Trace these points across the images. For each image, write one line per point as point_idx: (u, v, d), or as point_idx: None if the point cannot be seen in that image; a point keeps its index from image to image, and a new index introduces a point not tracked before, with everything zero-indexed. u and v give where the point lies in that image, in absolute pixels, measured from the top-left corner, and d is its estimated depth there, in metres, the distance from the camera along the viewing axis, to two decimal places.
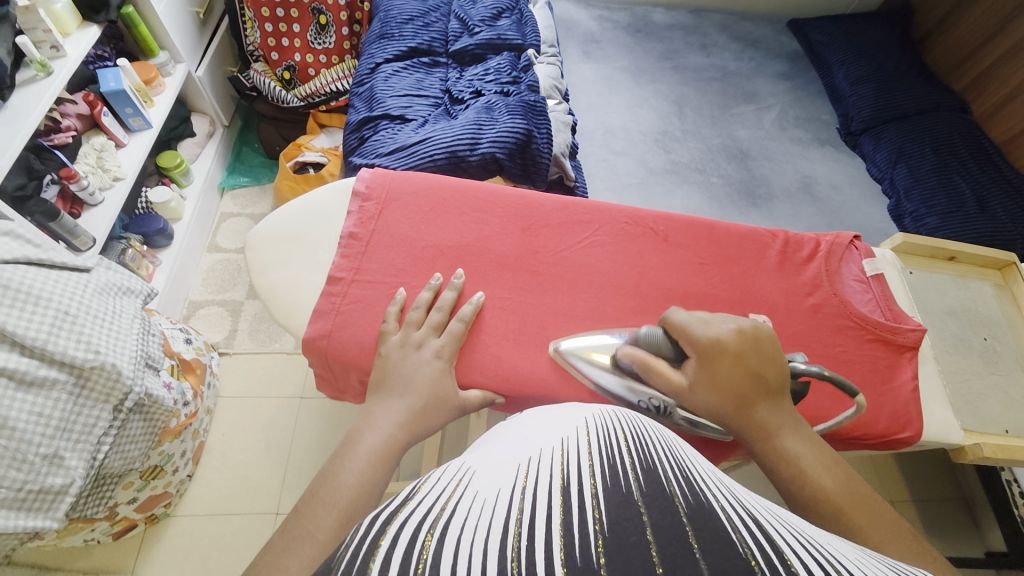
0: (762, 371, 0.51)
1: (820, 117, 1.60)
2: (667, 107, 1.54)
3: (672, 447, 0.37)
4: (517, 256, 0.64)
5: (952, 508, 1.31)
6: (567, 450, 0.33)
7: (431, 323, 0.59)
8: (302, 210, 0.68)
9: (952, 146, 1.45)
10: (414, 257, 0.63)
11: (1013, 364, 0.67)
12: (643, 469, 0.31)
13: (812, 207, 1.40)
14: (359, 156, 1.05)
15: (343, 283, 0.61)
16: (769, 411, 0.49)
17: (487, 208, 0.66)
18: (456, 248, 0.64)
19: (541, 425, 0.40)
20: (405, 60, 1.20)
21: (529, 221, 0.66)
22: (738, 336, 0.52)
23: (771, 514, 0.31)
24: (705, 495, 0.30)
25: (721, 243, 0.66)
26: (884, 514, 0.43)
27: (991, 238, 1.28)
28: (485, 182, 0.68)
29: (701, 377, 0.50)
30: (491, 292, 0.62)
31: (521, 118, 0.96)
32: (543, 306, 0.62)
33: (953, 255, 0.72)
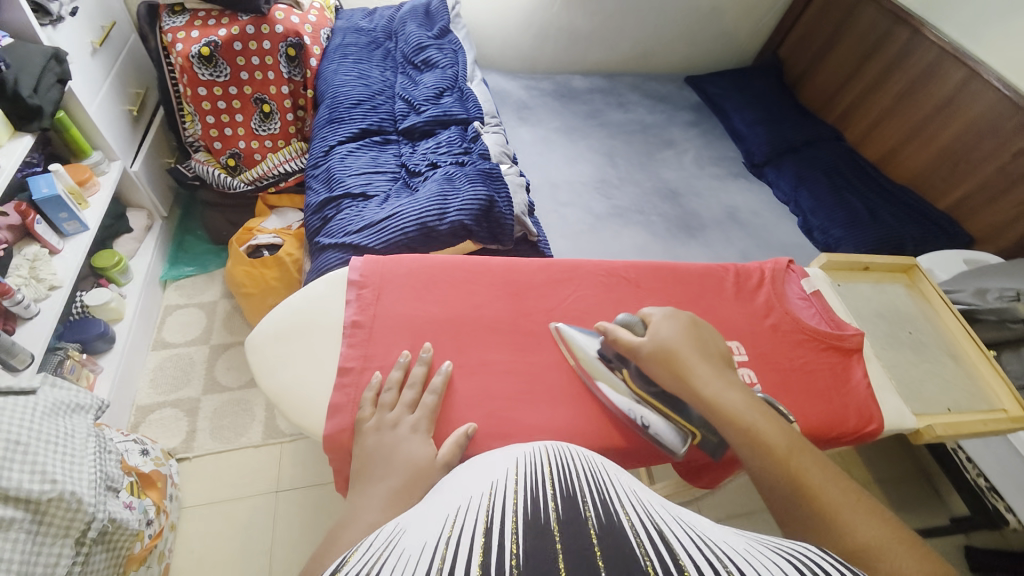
0: (709, 348, 0.62)
1: (729, 154, 1.84)
2: (600, 159, 1.71)
3: (592, 478, 0.49)
4: (512, 319, 0.69)
5: (913, 484, 1.45)
6: (494, 493, 0.42)
7: (405, 401, 0.60)
8: (297, 305, 0.69)
9: (838, 169, 1.71)
10: (418, 335, 0.66)
11: (937, 350, 0.77)
12: (563, 499, 0.41)
13: (740, 232, 1.58)
14: (326, 235, 1.07)
15: (355, 372, 0.63)
16: (717, 377, 0.59)
17: (476, 278, 0.71)
18: (455, 320, 0.67)
19: (474, 479, 0.48)
20: (358, 141, 1.27)
21: (517, 285, 0.71)
22: (691, 320, 0.64)
23: (670, 520, 0.42)
24: (614, 514, 0.40)
25: (686, 281, 0.74)
26: (816, 461, 0.52)
27: (887, 241, 1.49)
28: (469, 255, 0.73)
29: (662, 346, 0.61)
30: (495, 357, 0.66)
31: (482, 185, 1.04)
32: (544, 362, 0.67)
33: (867, 265, 0.85)
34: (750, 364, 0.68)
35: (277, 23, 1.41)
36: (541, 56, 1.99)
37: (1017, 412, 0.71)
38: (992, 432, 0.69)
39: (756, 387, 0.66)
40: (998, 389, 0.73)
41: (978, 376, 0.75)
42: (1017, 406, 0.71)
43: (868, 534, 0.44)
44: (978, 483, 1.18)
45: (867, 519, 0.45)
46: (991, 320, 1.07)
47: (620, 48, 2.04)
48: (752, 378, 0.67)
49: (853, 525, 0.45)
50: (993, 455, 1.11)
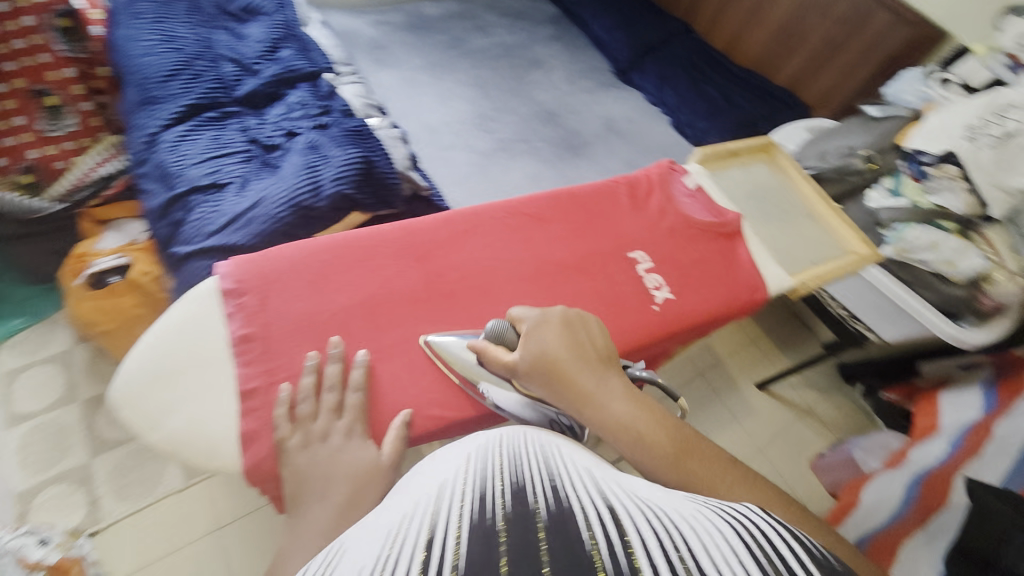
0: (588, 349, 0.56)
1: (596, 65, 1.85)
2: (472, 93, 1.62)
3: (546, 458, 0.47)
4: (425, 286, 0.65)
5: (791, 325, 1.74)
6: (443, 497, 0.41)
7: (329, 406, 0.57)
8: (168, 337, 0.58)
9: (693, 63, 1.80)
10: (323, 330, 0.61)
11: (799, 214, 0.88)
12: (511, 492, 0.40)
13: (620, 141, 1.63)
14: (184, 242, 0.91)
15: (260, 392, 0.57)
16: (595, 383, 0.53)
17: (374, 251, 0.66)
18: (363, 302, 0.63)
19: (429, 479, 0.47)
20: (188, 120, 1.05)
21: (420, 249, 0.67)
22: (563, 319, 0.58)
23: (624, 496, 0.42)
24: (564, 502, 0.39)
25: (584, 205, 0.75)
26: (700, 455, 0.49)
27: (743, 124, 1.63)
28: (359, 229, 0.67)
29: (538, 357, 0.55)
30: (416, 329, 0.63)
31: (353, 146, 0.93)
32: (469, 320, 0.64)
33: (733, 151, 0.92)
34: (657, 268, 0.72)
35: None
36: None
37: (865, 251, 0.83)
38: (849, 273, 0.81)
39: (665, 287, 0.71)
40: (849, 235, 0.86)
41: (832, 229, 0.86)
42: (864, 245, 0.84)
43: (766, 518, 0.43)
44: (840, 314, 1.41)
45: (761, 504, 0.45)
46: (833, 177, 1.24)
47: None
48: (660, 281, 0.71)
49: (754, 510, 0.44)
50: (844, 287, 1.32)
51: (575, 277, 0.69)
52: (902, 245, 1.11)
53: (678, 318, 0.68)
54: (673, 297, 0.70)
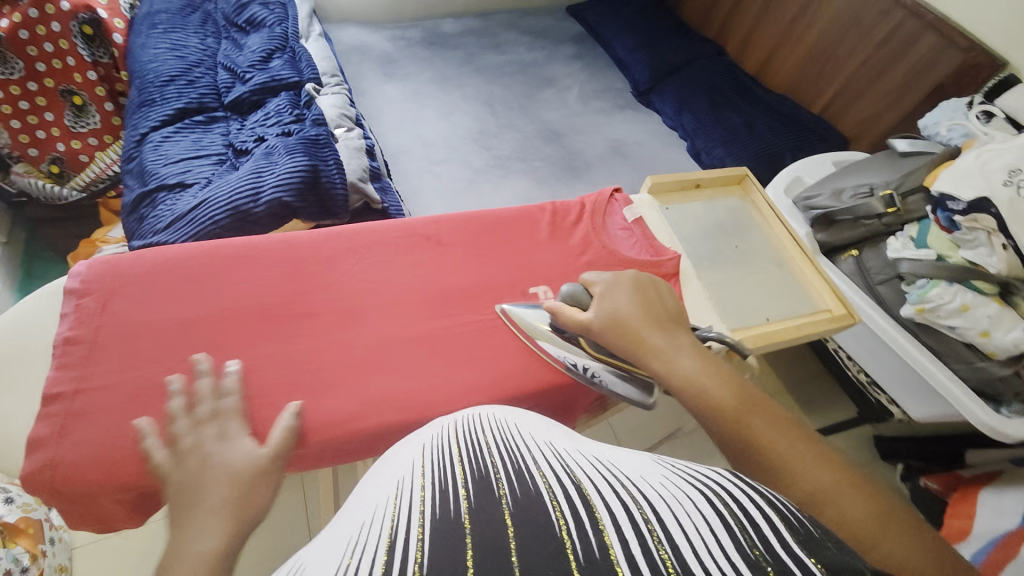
0: (658, 307, 0.58)
1: (614, 85, 1.78)
2: (478, 108, 1.59)
3: (504, 437, 0.41)
4: (286, 303, 0.58)
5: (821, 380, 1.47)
6: (401, 494, 0.33)
7: (179, 412, 0.47)
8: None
9: (717, 86, 1.67)
10: (160, 341, 0.53)
11: (764, 261, 0.77)
12: (473, 483, 0.33)
13: (625, 165, 1.54)
14: (139, 238, 0.95)
15: (65, 400, 0.49)
16: (656, 338, 0.54)
17: (245, 262, 0.59)
18: (210, 315, 0.56)
19: (380, 478, 0.40)
20: (175, 123, 1.11)
21: (296, 265, 0.61)
22: (635, 283, 0.60)
23: (585, 467, 0.35)
24: (533, 483, 0.33)
25: (496, 230, 0.69)
26: (771, 412, 0.47)
27: (765, 153, 1.48)
28: (235, 238, 0.61)
29: (611, 314, 0.56)
30: (257, 350, 0.55)
31: (303, 155, 0.93)
32: (325, 344, 0.57)
33: (698, 182, 0.82)
34: None
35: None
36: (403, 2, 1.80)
37: (839, 311, 0.71)
38: (809, 336, 0.69)
39: None
40: (822, 291, 0.74)
41: (803, 280, 0.75)
42: (840, 305, 0.72)
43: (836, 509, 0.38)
44: (858, 378, 1.21)
45: (837, 487, 0.39)
46: (847, 220, 1.07)
47: None
48: None
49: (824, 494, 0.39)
50: (864, 346, 1.13)
51: (459, 306, 0.63)
52: (925, 305, 0.94)
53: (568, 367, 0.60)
54: None
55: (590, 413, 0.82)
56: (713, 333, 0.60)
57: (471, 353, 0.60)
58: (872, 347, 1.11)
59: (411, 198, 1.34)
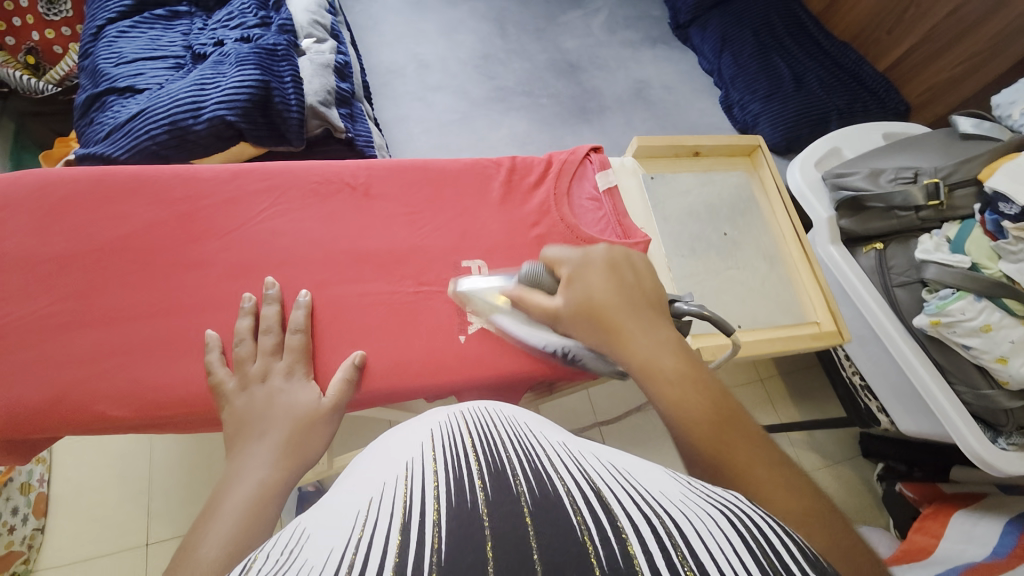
0: (639, 286, 0.45)
1: (651, 13, 1.53)
2: (487, 27, 1.39)
3: (514, 425, 0.31)
4: (170, 247, 0.50)
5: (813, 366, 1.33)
6: (414, 475, 0.24)
7: (264, 349, 0.47)
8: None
9: (770, 25, 1.42)
10: (26, 279, 0.47)
11: (752, 253, 0.68)
12: (487, 471, 0.24)
13: (644, 112, 1.35)
14: (84, 145, 0.88)
15: None
16: (634, 324, 0.41)
17: (127, 197, 0.51)
18: (84, 254, 0.49)
19: (394, 441, 0.32)
20: (134, 17, 0.99)
21: (187, 204, 0.52)
22: (610, 259, 0.46)
23: (608, 466, 0.27)
24: (552, 477, 0.24)
25: (436, 185, 0.59)
26: (749, 432, 0.36)
27: (808, 115, 1.27)
28: (124, 165, 0.52)
29: (583, 296, 0.43)
30: (131, 300, 0.48)
31: (254, 67, 0.81)
32: (207, 299, 0.49)
33: (696, 149, 0.71)
34: None
35: None
36: None
37: (828, 327, 0.64)
38: (784, 351, 0.62)
39: (490, 314, 0.54)
40: (814, 299, 0.66)
41: (795, 280, 0.67)
42: (831, 319, 0.64)
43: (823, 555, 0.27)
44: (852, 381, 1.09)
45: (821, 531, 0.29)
46: (879, 207, 0.92)
47: None
48: None
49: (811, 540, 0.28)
50: (868, 354, 0.99)
51: (374, 274, 0.54)
52: (941, 319, 0.82)
53: (486, 361, 0.52)
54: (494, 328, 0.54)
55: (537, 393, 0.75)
56: (692, 306, 0.50)
57: (379, 329, 0.52)
58: (874, 355, 0.97)
59: (395, 127, 1.21)
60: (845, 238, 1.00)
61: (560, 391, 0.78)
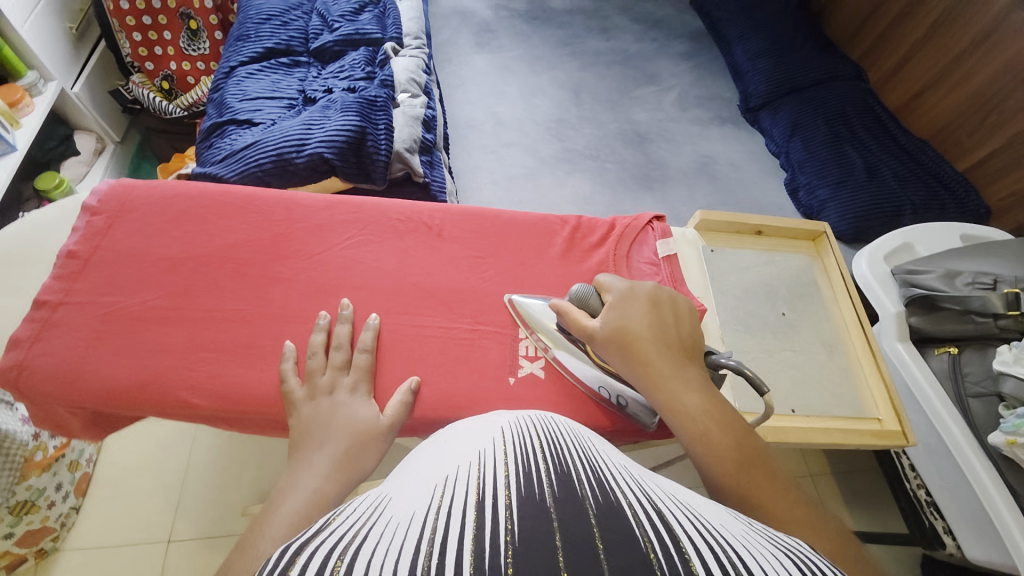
0: (676, 325, 0.49)
1: (722, 94, 1.59)
2: (564, 94, 1.49)
3: (586, 449, 0.36)
4: (263, 261, 0.56)
5: (877, 479, 1.21)
6: (484, 464, 0.31)
7: (334, 364, 0.51)
8: (21, 229, 0.56)
9: (843, 116, 1.44)
10: (141, 272, 0.53)
11: (811, 339, 0.66)
12: (556, 474, 0.30)
13: (708, 185, 1.37)
14: (201, 165, 1.01)
15: (49, 308, 0.51)
16: (668, 358, 0.46)
17: (237, 213, 0.58)
18: (194, 258, 0.55)
19: (458, 438, 0.39)
20: (262, 62, 1.15)
21: (285, 225, 0.58)
22: (655, 297, 0.51)
23: (669, 498, 0.31)
24: (615, 492, 0.29)
25: (503, 234, 0.63)
26: (771, 473, 0.40)
27: (880, 207, 1.24)
28: (241, 187, 0.60)
29: (621, 326, 0.48)
30: (223, 303, 0.53)
31: (355, 115, 0.92)
32: (286, 311, 0.54)
33: (759, 229, 0.72)
34: None
35: None
36: None
37: (890, 425, 0.60)
38: (839, 445, 0.58)
39: (540, 361, 0.56)
40: (876, 394, 0.62)
41: (857, 373, 0.64)
42: (894, 418, 0.61)
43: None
44: (917, 495, 0.99)
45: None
46: (954, 310, 0.88)
47: None
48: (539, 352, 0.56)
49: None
50: (936, 467, 0.89)
51: (435, 308, 0.57)
52: (1018, 438, 0.75)
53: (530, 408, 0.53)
54: (541, 378, 0.55)
55: None
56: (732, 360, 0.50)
57: (433, 361, 0.54)
58: (943, 469, 0.88)
59: (466, 175, 1.30)
60: (915, 338, 0.94)
61: None
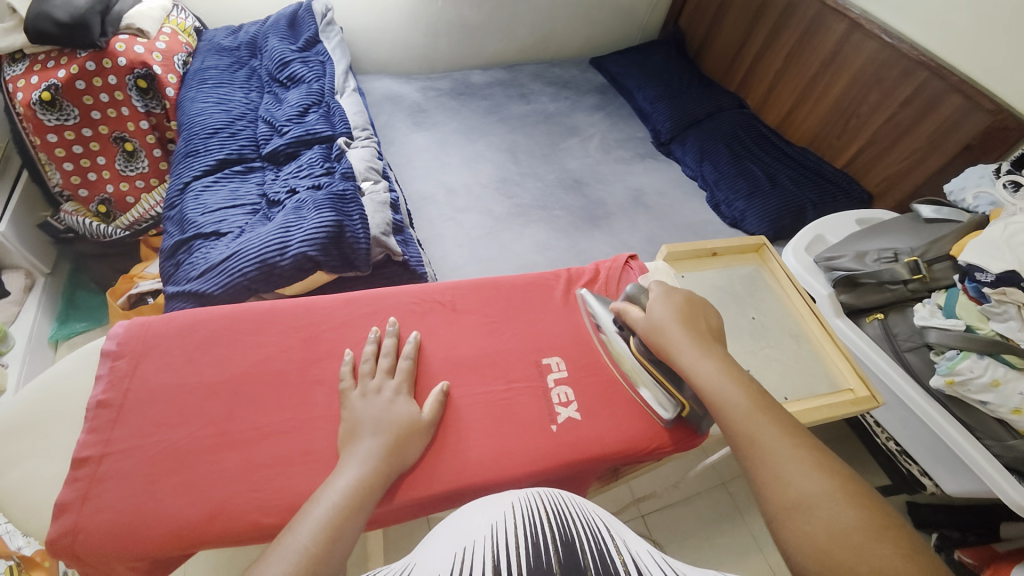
0: (697, 315, 0.63)
1: (636, 134, 1.81)
2: (501, 156, 1.63)
3: (588, 519, 0.44)
4: (299, 370, 0.59)
5: (850, 440, 1.36)
6: (496, 540, 0.38)
7: (383, 368, 0.60)
8: (46, 389, 0.57)
9: (739, 138, 1.70)
10: (181, 405, 0.55)
11: (779, 332, 0.79)
12: (562, 547, 0.37)
13: (645, 214, 1.53)
14: (174, 284, 1.00)
15: (91, 463, 0.51)
16: (693, 340, 0.59)
17: (263, 327, 0.62)
18: (231, 379, 0.57)
19: (472, 511, 0.46)
20: (216, 173, 1.18)
21: (309, 329, 0.63)
22: (684, 296, 0.64)
23: (659, 565, 0.39)
24: (614, 566, 0.37)
25: (510, 297, 0.72)
26: (782, 418, 0.53)
27: (788, 207, 1.46)
28: (259, 301, 0.64)
29: (659, 326, 0.61)
30: (271, 417, 0.56)
31: (330, 211, 0.97)
32: (333, 413, 0.57)
33: (713, 250, 0.85)
34: (570, 380, 0.66)
35: (118, 55, 1.27)
36: (434, 55, 1.90)
37: (862, 392, 0.72)
38: (830, 418, 0.69)
39: (573, 405, 0.64)
40: (843, 369, 0.75)
41: (822, 353, 0.77)
42: (862, 385, 0.72)
43: (834, 531, 0.44)
44: (888, 447, 1.13)
45: (841, 504, 0.45)
46: (871, 283, 1.05)
47: (518, 36, 1.97)
48: (570, 397, 0.65)
49: (832, 519, 0.45)
50: (899, 419, 1.04)
51: (469, 378, 0.64)
52: (954, 378, 0.90)
53: (577, 448, 0.60)
54: (578, 418, 0.63)
55: (603, 479, 0.80)
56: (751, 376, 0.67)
57: (481, 427, 0.60)
58: (904, 420, 1.03)
59: (431, 244, 1.36)
60: (848, 311, 1.10)
61: (623, 475, 0.84)
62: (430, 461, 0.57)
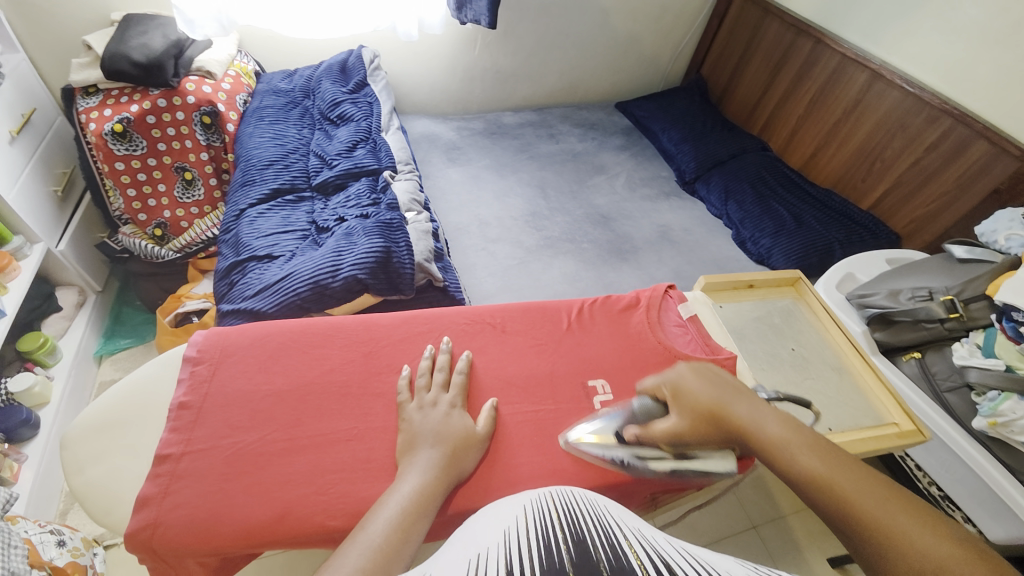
0: (722, 374, 0.65)
1: (661, 173, 1.87)
2: (531, 191, 1.69)
3: (601, 518, 0.44)
4: (361, 381, 0.66)
5: None
6: (509, 546, 0.38)
7: (437, 383, 0.65)
8: (122, 394, 0.65)
9: (763, 179, 1.75)
10: (251, 411, 0.62)
11: (820, 365, 0.80)
12: (574, 546, 0.37)
13: (671, 249, 1.57)
14: (228, 302, 1.05)
15: (172, 460, 0.58)
16: (729, 398, 0.60)
17: (329, 341, 0.70)
18: (296, 389, 0.65)
19: (487, 521, 0.46)
20: (269, 202, 1.26)
21: (371, 344, 0.70)
22: (698, 365, 0.65)
23: (679, 552, 0.39)
24: (626, 557, 0.36)
25: (555, 321, 0.78)
26: (848, 461, 0.51)
27: (814, 246, 1.48)
28: (323, 318, 0.72)
29: (687, 402, 0.61)
30: (333, 425, 0.62)
31: (379, 237, 1.02)
32: (389, 426, 0.62)
33: (750, 283, 0.89)
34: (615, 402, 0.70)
35: (187, 94, 1.40)
36: (469, 97, 2.02)
37: (906, 426, 0.72)
38: (875, 451, 0.69)
39: None
40: (886, 403, 0.75)
41: (864, 386, 0.77)
42: (907, 420, 0.73)
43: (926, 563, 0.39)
44: (931, 493, 1.10)
45: (928, 534, 0.41)
46: (907, 321, 1.05)
47: (548, 82, 2.09)
48: None
49: (920, 552, 0.40)
50: (939, 462, 1.03)
51: (520, 393, 0.69)
52: (997, 419, 0.89)
53: (624, 468, 0.63)
54: None
55: (642, 508, 0.81)
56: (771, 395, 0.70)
57: (531, 443, 0.64)
58: (947, 463, 1.01)
59: (464, 273, 1.40)
60: (882, 350, 1.10)
61: (661, 506, 0.84)
62: (483, 473, 0.60)
